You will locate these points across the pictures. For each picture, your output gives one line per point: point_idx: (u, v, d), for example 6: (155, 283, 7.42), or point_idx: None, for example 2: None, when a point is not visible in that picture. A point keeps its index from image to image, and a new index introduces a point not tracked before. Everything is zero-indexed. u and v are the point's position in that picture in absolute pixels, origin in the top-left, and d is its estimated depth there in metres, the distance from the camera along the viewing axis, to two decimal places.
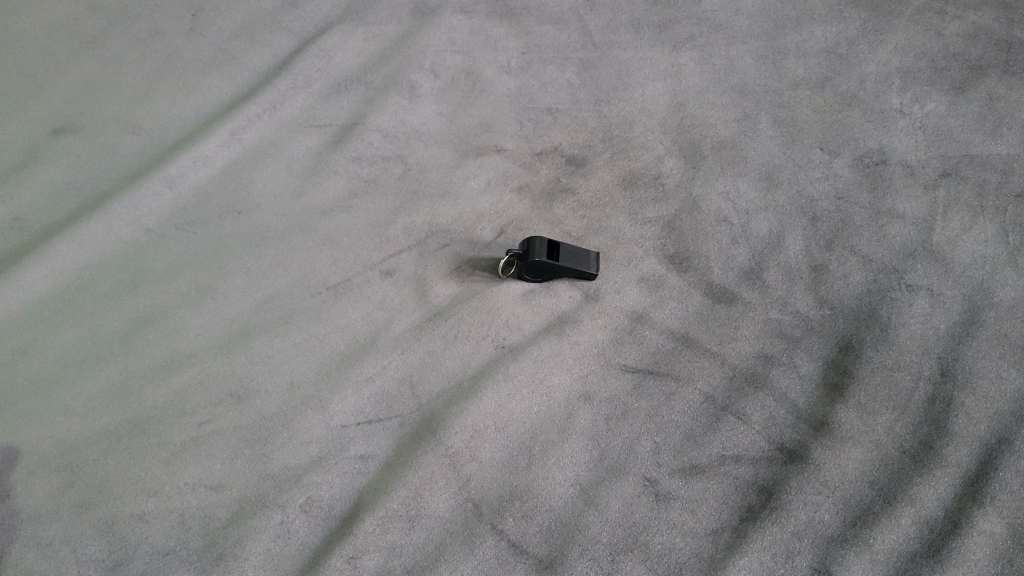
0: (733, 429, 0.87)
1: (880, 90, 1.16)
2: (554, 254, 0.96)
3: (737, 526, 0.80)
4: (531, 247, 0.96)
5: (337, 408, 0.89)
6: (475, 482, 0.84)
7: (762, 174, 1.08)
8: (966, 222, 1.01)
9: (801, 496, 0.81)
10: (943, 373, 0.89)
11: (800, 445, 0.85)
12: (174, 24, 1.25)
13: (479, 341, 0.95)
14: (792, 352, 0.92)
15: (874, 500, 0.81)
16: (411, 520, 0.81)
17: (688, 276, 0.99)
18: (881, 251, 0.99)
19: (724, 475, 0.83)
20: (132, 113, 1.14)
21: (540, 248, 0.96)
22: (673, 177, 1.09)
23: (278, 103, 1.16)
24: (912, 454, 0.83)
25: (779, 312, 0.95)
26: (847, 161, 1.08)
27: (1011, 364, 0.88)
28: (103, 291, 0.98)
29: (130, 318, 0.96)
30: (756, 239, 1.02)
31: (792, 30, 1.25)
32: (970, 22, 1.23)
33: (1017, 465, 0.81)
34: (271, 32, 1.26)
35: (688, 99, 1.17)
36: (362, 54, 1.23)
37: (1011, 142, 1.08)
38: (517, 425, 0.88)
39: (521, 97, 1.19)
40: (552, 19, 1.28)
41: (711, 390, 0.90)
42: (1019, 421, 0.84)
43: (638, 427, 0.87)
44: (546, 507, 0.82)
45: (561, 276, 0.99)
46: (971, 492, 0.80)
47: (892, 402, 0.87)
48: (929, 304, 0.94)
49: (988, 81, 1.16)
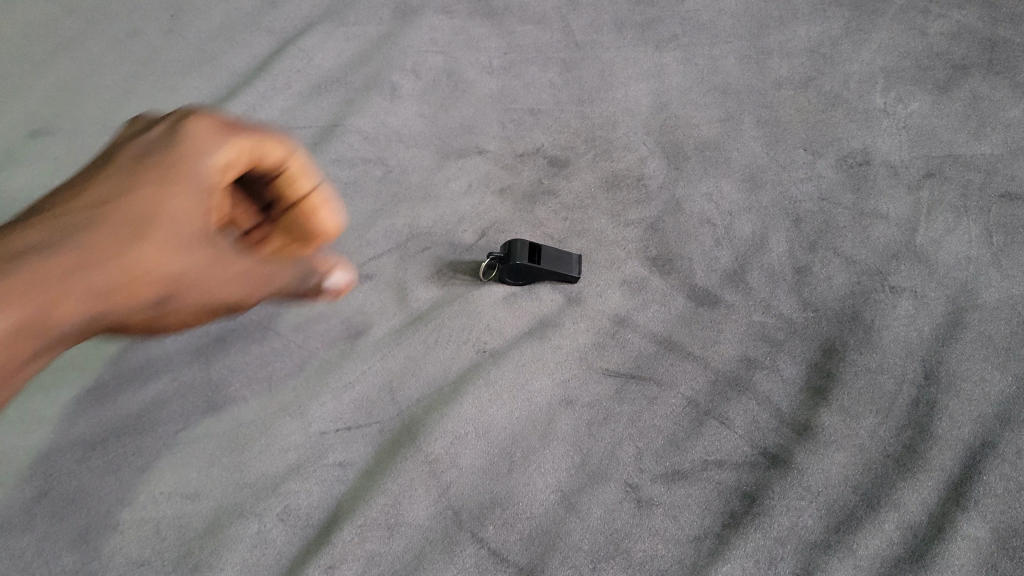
0: (715, 433, 0.86)
1: (864, 89, 1.15)
2: (535, 257, 0.95)
3: (720, 532, 0.79)
4: (511, 251, 0.95)
5: (316, 415, 0.89)
6: (455, 488, 0.83)
7: (746, 174, 1.07)
8: (950, 222, 1.00)
9: (784, 501, 0.80)
10: (928, 375, 0.88)
11: (783, 450, 0.84)
12: (152, 24, 1.24)
13: (460, 345, 0.94)
14: (775, 354, 0.91)
15: (858, 505, 0.80)
16: (390, 529, 0.81)
17: (671, 279, 0.98)
18: (865, 253, 0.98)
19: (706, 480, 0.83)
20: (111, 115, 1.13)
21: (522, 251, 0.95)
22: (656, 178, 1.08)
23: (258, 105, 1.15)
24: (896, 458, 0.82)
25: (762, 314, 0.94)
26: (832, 161, 1.07)
27: (995, 366, 0.88)
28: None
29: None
30: (740, 241, 1.01)
31: (776, 30, 1.23)
32: (954, 21, 1.22)
33: (1001, 469, 0.81)
34: (251, 33, 1.25)
35: (672, 99, 1.16)
36: (342, 55, 1.22)
37: (995, 142, 1.07)
38: (498, 431, 0.87)
39: (503, 98, 1.18)
40: (534, 20, 1.27)
41: (693, 395, 0.89)
42: (1003, 423, 0.84)
43: (621, 432, 0.86)
44: (527, 514, 0.82)
45: (542, 279, 0.98)
46: (955, 496, 0.80)
47: (876, 405, 0.86)
48: (913, 305, 0.93)
49: (971, 81, 1.14)
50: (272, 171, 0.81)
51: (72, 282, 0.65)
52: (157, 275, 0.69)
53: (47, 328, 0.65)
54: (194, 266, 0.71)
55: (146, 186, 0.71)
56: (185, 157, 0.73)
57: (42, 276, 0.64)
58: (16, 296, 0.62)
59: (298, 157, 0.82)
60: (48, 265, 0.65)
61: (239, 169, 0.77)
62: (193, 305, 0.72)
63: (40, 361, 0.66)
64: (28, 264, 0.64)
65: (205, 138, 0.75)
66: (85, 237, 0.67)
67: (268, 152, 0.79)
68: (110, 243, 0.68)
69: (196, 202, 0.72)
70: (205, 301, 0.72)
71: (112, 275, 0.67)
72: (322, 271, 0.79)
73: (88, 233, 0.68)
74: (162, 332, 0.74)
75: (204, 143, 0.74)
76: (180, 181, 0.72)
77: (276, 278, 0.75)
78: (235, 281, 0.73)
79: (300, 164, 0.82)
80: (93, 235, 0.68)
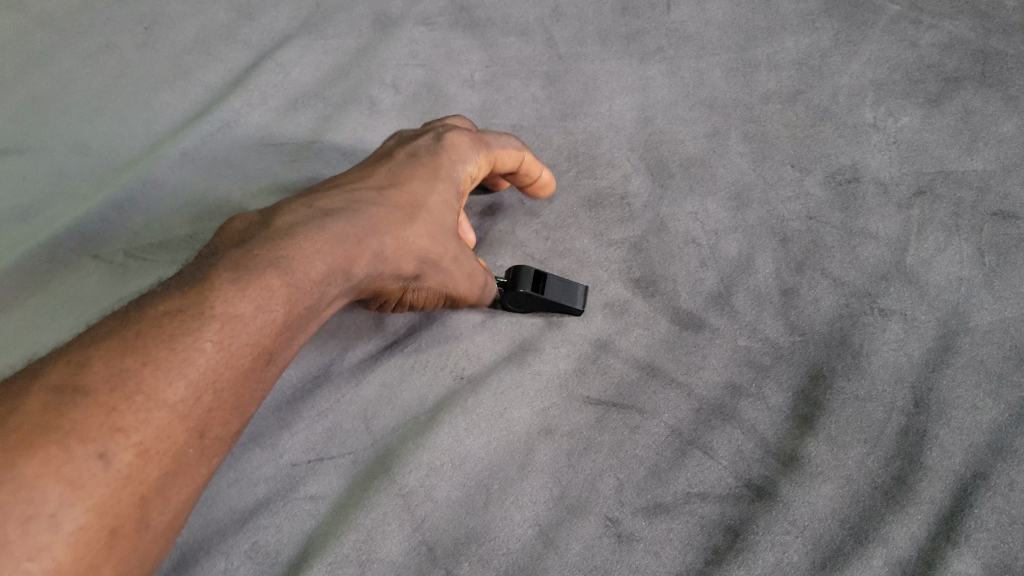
0: (699, 464, 0.83)
1: (853, 103, 1.12)
2: (540, 287, 0.92)
3: (703, 569, 0.77)
4: (514, 278, 0.93)
5: (287, 445, 0.86)
6: (430, 523, 0.81)
7: (732, 192, 1.04)
8: (941, 241, 0.97)
9: (769, 536, 0.77)
10: (918, 403, 0.85)
11: (768, 481, 0.81)
12: (125, 38, 1.20)
13: (437, 371, 0.92)
14: (761, 381, 0.88)
15: (845, 540, 0.77)
16: (362, 566, 0.78)
17: (655, 302, 0.96)
18: (853, 274, 0.95)
19: (689, 513, 0.80)
20: (82, 133, 1.10)
21: (526, 279, 0.92)
22: (640, 195, 1.05)
23: (233, 122, 1.13)
24: (885, 490, 0.80)
25: (748, 339, 0.92)
26: (820, 178, 1.05)
27: (987, 393, 0.85)
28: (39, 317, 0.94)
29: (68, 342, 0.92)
30: (725, 262, 0.98)
31: (763, 41, 1.20)
32: (946, 31, 1.19)
33: (994, 502, 0.78)
34: (228, 47, 1.22)
35: (657, 114, 1.14)
36: (320, 70, 1.20)
37: (987, 157, 1.05)
38: (475, 463, 0.85)
39: (484, 114, 1.15)
40: (516, 31, 1.24)
41: (676, 423, 0.86)
42: (995, 454, 0.81)
43: (601, 462, 0.84)
44: (503, 550, 0.79)
45: (545, 311, 0.96)
46: (945, 530, 0.77)
47: (864, 434, 0.83)
48: (902, 329, 0.90)
49: (963, 94, 1.12)
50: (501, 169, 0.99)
51: (364, 247, 0.79)
52: (421, 255, 0.84)
53: (296, 295, 0.73)
54: (446, 260, 0.86)
55: (422, 179, 0.89)
56: (445, 163, 0.92)
57: (346, 240, 0.78)
58: (330, 248, 0.77)
59: (530, 156, 1.00)
60: (341, 232, 0.79)
61: (478, 177, 0.96)
62: (421, 280, 0.86)
63: (318, 318, 0.78)
64: (341, 224, 0.79)
65: (463, 150, 0.94)
66: (366, 219, 0.81)
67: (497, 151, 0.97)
68: (388, 229, 0.82)
69: (456, 207, 0.90)
70: (443, 283, 0.87)
71: (389, 252, 0.81)
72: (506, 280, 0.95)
73: (377, 207, 0.83)
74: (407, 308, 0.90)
75: (462, 155, 0.94)
76: (445, 181, 0.90)
77: (485, 279, 0.90)
78: (465, 277, 0.89)
79: (531, 163, 1.00)
80: (383, 209, 0.83)
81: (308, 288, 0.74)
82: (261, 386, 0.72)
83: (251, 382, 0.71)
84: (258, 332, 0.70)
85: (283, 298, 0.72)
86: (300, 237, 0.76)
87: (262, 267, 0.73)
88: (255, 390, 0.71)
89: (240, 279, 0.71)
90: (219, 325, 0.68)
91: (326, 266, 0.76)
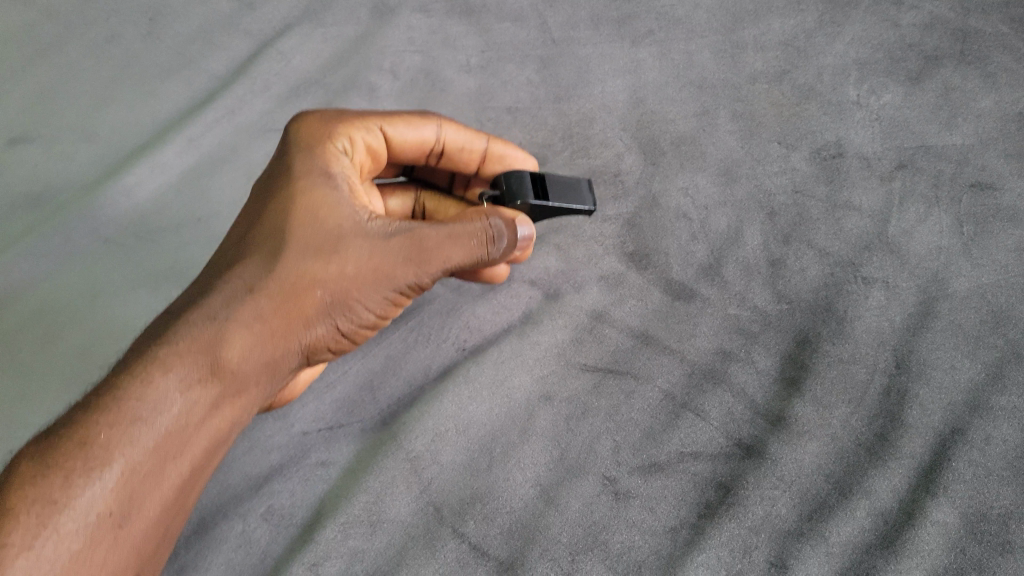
0: (692, 425, 0.87)
1: (837, 82, 1.16)
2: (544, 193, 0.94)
3: (696, 522, 0.81)
4: (518, 183, 0.95)
5: (298, 416, 0.92)
6: (436, 485, 0.85)
7: (721, 169, 1.08)
8: (922, 212, 1.01)
9: (758, 491, 0.82)
10: (899, 364, 0.89)
11: (757, 440, 0.85)
12: (130, 28, 1.23)
13: (440, 343, 0.97)
14: (750, 347, 0.92)
15: (829, 493, 0.81)
16: (373, 526, 0.82)
17: (648, 274, 1.01)
18: (837, 244, 1.00)
19: (682, 471, 0.84)
20: (91, 121, 1.14)
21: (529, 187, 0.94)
22: (632, 174, 1.10)
23: (237, 108, 1.17)
24: (868, 446, 0.84)
25: (737, 307, 0.96)
26: (806, 155, 1.09)
27: (964, 354, 0.89)
28: (18, 317, 0.96)
29: (80, 319, 0.97)
30: (715, 236, 1.03)
31: (750, 23, 1.24)
32: (927, 12, 1.23)
33: (970, 455, 0.82)
34: (229, 35, 1.25)
35: (648, 95, 1.18)
36: (321, 56, 1.24)
37: (966, 132, 1.09)
38: (478, 428, 0.89)
39: (481, 98, 1.19)
40: (511, 17, 1.28)
41: (669, 387, 0.90)
42: (973, 410, 0.85)
43: (599, 426, 0.88)
44: (506, 509, 0.83)
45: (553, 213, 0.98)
46: (925, 483, 0.81)
47: (847, 395, 0.87)
48: (884, 296, 0.94)
49: (943, 71, 1.16)
50: (428, 147, 1.00)
51: (236, 320, 0.78)
52: (314, 275, 0.81)
53: (134, 424, 0.71)
54: (357, 253, 0.83)
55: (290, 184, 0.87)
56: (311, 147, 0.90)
57: (203, 333, 0.77)
58: (175, 360, 0.75)
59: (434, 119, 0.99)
60: (201, 322, 0.77)
61: (357, 149, 0.94)
62: (340, 291, 0.82)
63: (216, 417, 0.77)
64: (200, 317, 0.78)
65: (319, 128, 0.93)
66: (232, 288, 0.80)
67: (402, 131, 0.98)
68: (260, 280, 0.80)
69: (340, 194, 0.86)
70: (369, 274, 0.83)
71: (270, 305, 0.80)
72: (481, 222, 0.87)
73: (251, 267, 0.81)
74: (366, 328, 0.87)
75: (319, 131, 0.92)
76: (314, 172, 0.87)
77: (424, 235, 0.84)
78: (394, 257, 0.83)
79: (450, 137, 0.99)
80: (256, 262, 0.82)
81: (152, 428, 0.72)
82: (121, 549, 0.70)
83: (103, 551, 0.68)
84: (93, 501, 0.68)
85: (118, 441, 0.70)
86: (137, 370, 0.74)
87: (92, 429, 0.70)
88: (120, 551, 0.70)
89: (62, 455, 0.69)
90: (30, 523, 0.65)
91: (181, 377, 0.74)
